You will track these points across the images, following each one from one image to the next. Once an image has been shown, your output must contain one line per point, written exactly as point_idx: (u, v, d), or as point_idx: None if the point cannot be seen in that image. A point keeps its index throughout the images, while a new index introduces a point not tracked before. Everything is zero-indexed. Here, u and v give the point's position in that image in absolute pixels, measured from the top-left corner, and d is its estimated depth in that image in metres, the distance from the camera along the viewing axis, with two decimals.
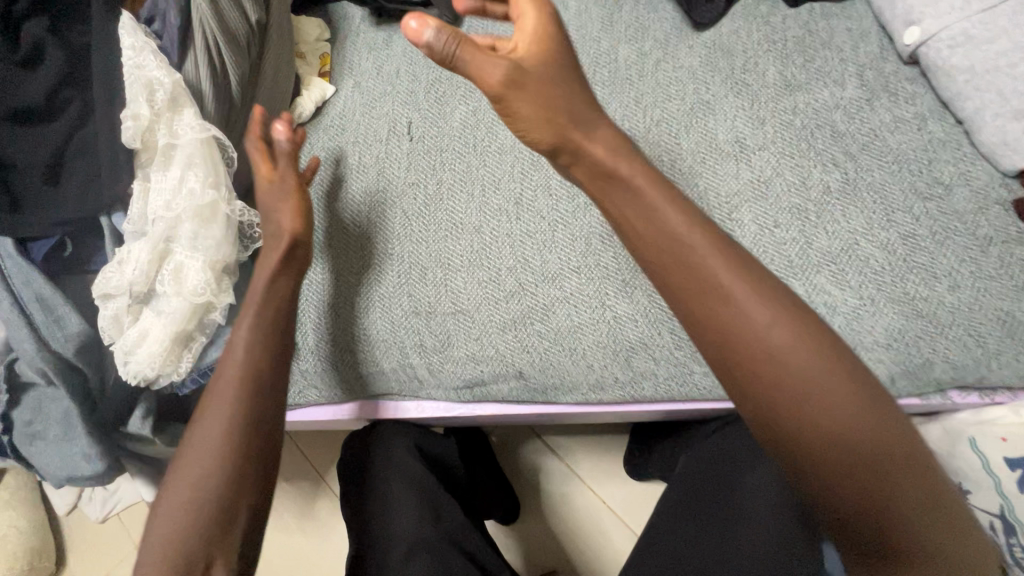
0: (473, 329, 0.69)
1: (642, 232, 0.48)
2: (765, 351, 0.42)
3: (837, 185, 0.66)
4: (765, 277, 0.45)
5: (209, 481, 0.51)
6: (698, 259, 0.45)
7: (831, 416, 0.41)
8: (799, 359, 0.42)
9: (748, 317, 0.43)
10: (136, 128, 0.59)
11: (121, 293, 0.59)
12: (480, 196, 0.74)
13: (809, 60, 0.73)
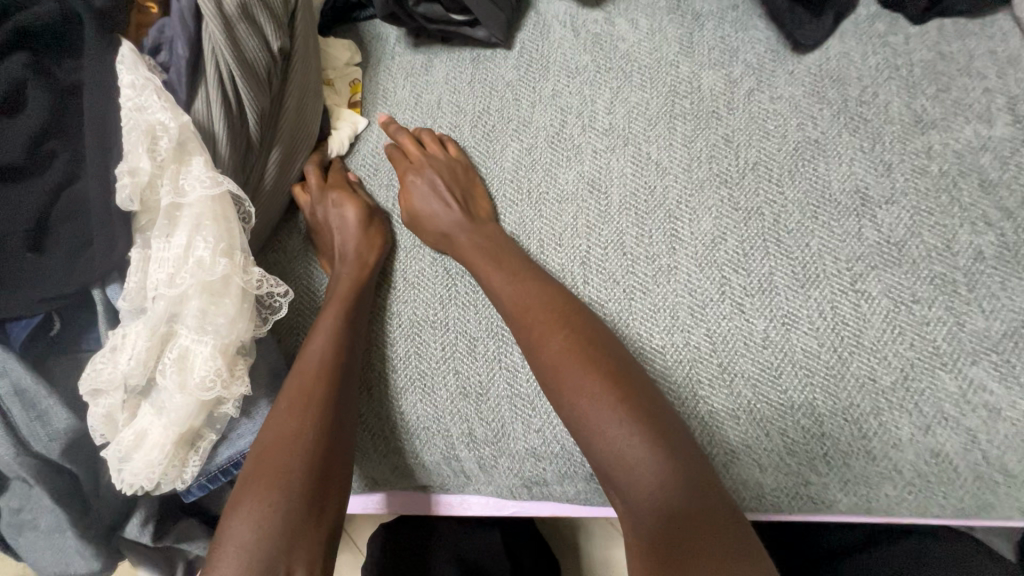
0: (534, 420, 0.57)
1: (521, 331, 0.55)
2: (600, 436, 0.47)
3: (993, 251, 0.53)
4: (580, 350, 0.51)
5: (289, 485, 0.47)
6: (553, 358, 0.52)
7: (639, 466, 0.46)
8: (619, 438, 0.46)
9: (586, 400, 0.49)
10: (134, 185, 0.48)
11: (114, 388, 0.48)
12: (539, 254, 0.62)
13: (944, 91, 0.59)
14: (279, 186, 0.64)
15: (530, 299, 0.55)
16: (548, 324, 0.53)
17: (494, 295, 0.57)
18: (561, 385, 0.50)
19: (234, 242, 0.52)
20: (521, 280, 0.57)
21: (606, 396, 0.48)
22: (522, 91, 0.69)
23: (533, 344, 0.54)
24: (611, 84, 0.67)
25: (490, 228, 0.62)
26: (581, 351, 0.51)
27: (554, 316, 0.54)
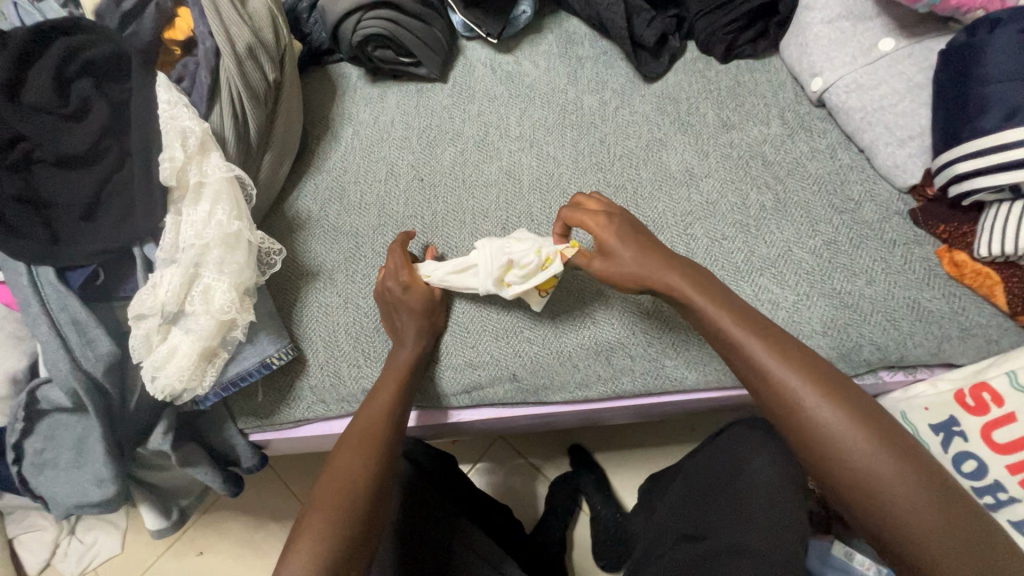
0: (469, 339, 0.77)
1: (781, 405, 0.55)
2: (842, 443, 0.51)
3: (770, 204, 0.80)
4: (797, 361, 0.56)
5: (362, 474, 0.60)
6: (831, 423, 0.52)
7: (870, 481, 0.50)
8: (869, 455, 0.50)
9: (851, 443, 0.51)
10: (172, 168, 0.67)
11: (154, 314, 0.65)
12: (472, 223, 0.85)
13: (739, 105, 0.88)
14: (271, 179, 0.84)
15: (790, 362, 0.55)
16: (816, 387, 0.54)
17: (725, 336, 0.59)
18: (835, 452, 0.52)
19: (243, 211, 0.71)
20: (778, 348, 0.57)
21: (886, 461, 0.50)
22: (456, 112, 0.94)
23: (803, 413, 0.53)
24: (520, 106, 0.93)
25: (720, 293, 0.62)
26: (853, 414, 0.52)
27: (815, 380, 0.54)
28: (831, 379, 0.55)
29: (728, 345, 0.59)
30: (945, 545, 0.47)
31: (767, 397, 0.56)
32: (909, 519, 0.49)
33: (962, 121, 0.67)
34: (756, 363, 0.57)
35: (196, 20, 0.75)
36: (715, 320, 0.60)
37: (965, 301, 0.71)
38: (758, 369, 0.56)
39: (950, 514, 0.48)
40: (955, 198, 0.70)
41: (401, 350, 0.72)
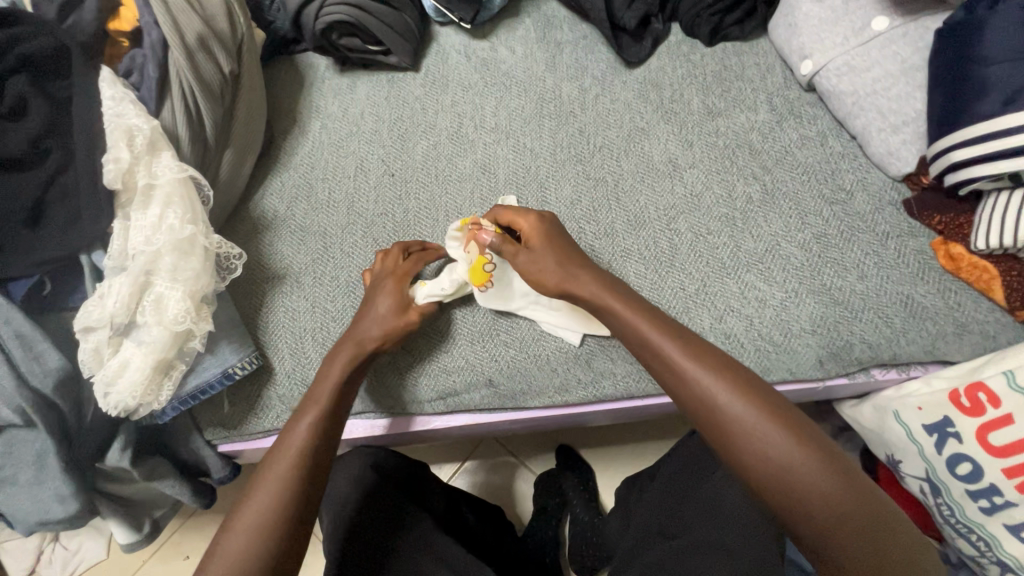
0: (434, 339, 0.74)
1: (695, 405, 0.52)
2: (744, 433, 0.49)
3: (757, 195, 0.76)
4: (696, 351, 0.54)
5: (284, 500, 0.53)
6: (744, 422, 0.49)
7: (777, 471, 0.47)
8: (774, 444, 0.48)
9: (753, 433, 0.49)
10: (117, 170, 0.63)
11: (103, 326, 0.62)
12: (445, 221, 0.81)
13: (726, 90, 0.83)
14: (232, 178, 0.79)
15: (702, 361, 0.53)
16: (725, 382, 0.51)
17: (632, 329, 0.58)
18: (748, 452, 0.49)
19: (197, 214, 0.67)
20: (692, 347, 0.54)
21: (806, 457, 0.47)
22: (428, 102, 0.89)
23: (713, 412, 0.51)
24: (496, 95, 0.88)
25: (635, 296, 0.61)
26: (766, 411, 0.49)
27: (717, 370, 0.52)
28: (743, 375, 0.52)
29: (635, 338, 0.58)
30: (858, 544, 0.45)
31: (673, 391, 0.54)
32: (826, 519, 0.46)
33: (958, 105, 0.63)
34: (661, 355, 0.55)
35: (142, 10, 0.70)
36: (620, 313, 0.59)
37: (961, 295, 0.68)
38: (661, 361, 0.55)
39: (867, 511, 0.46)
40: (952, 187, 0.66)
41: (340, 352, 0.65)
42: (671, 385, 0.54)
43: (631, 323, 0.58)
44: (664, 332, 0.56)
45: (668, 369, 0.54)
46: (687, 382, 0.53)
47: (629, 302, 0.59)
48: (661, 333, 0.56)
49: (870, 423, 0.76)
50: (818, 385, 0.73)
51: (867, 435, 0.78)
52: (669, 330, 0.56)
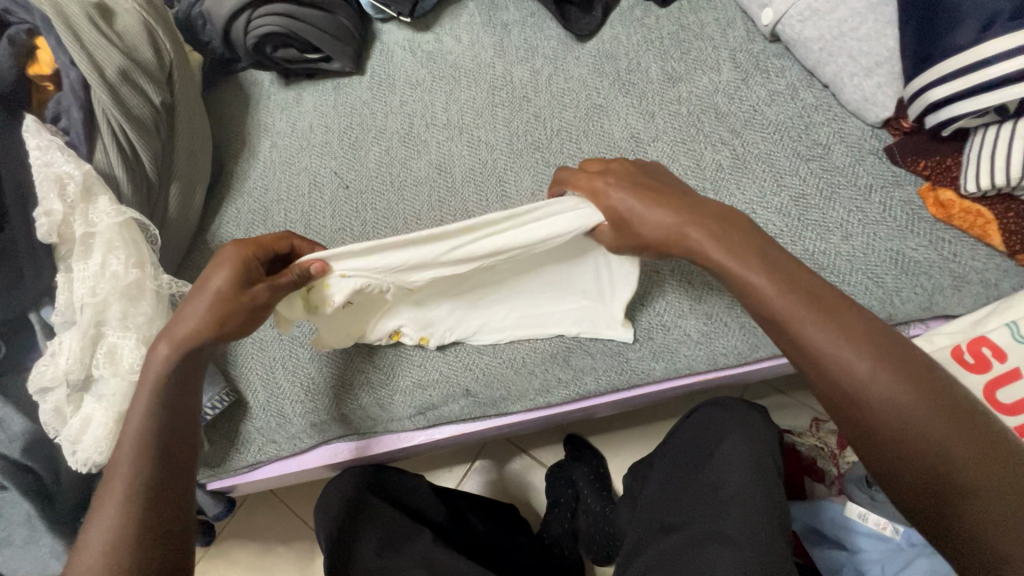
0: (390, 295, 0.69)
1: (811, 362, 0.45)
2: (904, 418, 0.41)
3: (728, 162, 0.71)
4: (843, 313, 0.45)
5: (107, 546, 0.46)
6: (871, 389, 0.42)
7: (944, 467, 0.40)
8: (945, 435, 0.41)
9: (912, 419, 0.41)
10: (50, 223, 0.60)
11: (58, 384, 0.60)
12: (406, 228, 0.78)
13: (686, 52, 0.77)
14: (183, 213, 0.77)
15: (850, 330, 0.44)
16: (882, 359, 0.43)
17: (752, 286, 0.47)
18: (877, 422, 0.42)
19: (143, 256, 0.64)
20: (837, 318, 0.44)
21: (967, 442, 0.41)
22: (377, 106, 0.85)
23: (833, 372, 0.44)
24: (445, 89, 0.84)
25: (752, 237, 0.49)
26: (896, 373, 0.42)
27: (869, 340, 0.44)
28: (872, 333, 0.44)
29: (750, 296, 0.47)
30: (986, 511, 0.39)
31: (807, 356, 0.45)
32: (950, 485, 0.40)
33: (931, 39, 0.58)
34: (788, 313, 0.45)
35: (56, 51, 0.67)
36: (741, 270, 0.48)
37: (956, 244, 0.63)
38: (794, 323, 0.45)
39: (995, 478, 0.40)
40: (934, 128, 0.60)
41: (154, 358, 0.53)
42: (802, 350, 0.45)
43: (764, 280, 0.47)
44: (801, 289, 0.46)
45: (805, 333, 0.44)
46: (835, 352, 0.43)
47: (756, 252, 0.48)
48: (797, 290, 0.46)
49: None
50: None
51: None
52: (809, 285, 0.46)
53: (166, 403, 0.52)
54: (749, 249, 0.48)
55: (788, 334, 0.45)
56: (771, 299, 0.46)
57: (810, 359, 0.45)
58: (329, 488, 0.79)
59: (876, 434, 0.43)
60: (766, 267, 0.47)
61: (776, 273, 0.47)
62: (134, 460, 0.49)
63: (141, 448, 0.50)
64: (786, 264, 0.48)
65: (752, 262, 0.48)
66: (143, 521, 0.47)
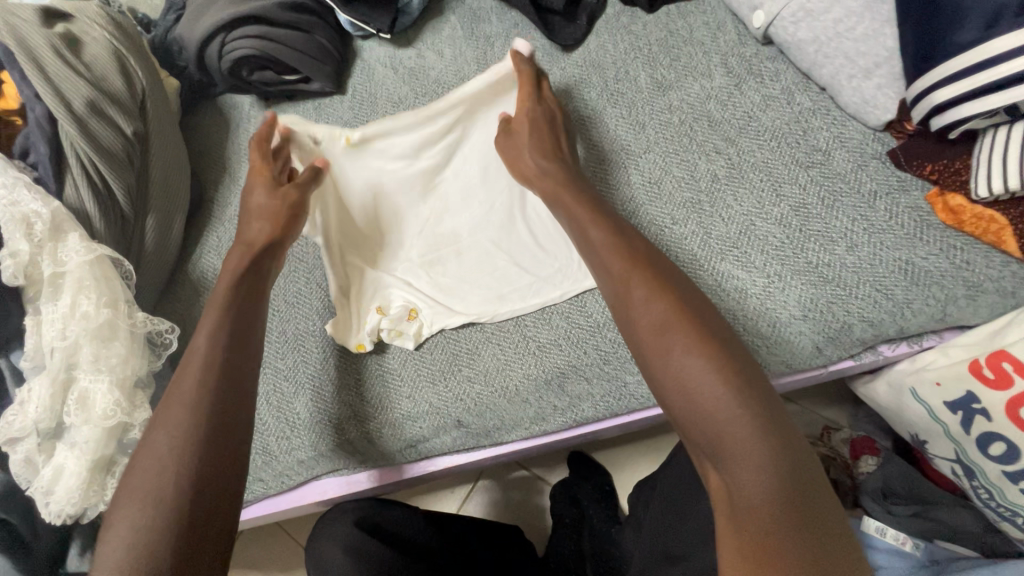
0: (386, 280, 0.73)
1: (644, 334, 0.47)
2: (687, 391, 0.43)
3: (723, 172, 0.68)
4: (674, 286, 0.48)
5: (170, 472, 0.44)
6: (699, 378, 0.43)
7: (723, 447, 0.41)
8: (723, 410, 0.41)
9: (700, 391, 0.43)
10: (16, 265, 0.58)
11: (28, 434, 0.58)
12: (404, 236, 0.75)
13: (675, 59, 0.74)
14: (161, 244, 0.75)
15: (669, 301, 0.47)
16: (685, 334, 0.45)
17: (594, 257, 0.53)
18: (682, 398, 0.43)
19: (115, 295, 0.62)
20: (661, 291, 0.48)
21: (753, 429, 0.40)
22: (359, 125, 0.83)
23: (663, 359, 0.45)
24: (428, 105, 0.82)
25: (615, 223, 0.55)
26: (718, 362, 0.43)
27: (683, 316, 0.46)
28: (702, 320, 0.46)
29: (595, 265, 0.54)
30: (778, 531, 0.37)
31: (627, 317, 0.49)
32: (742, 482, 0.40)
33: (934, 36, 0.54)
34: (614, 282, 0.51)
35: (21, 85, 0.65)
36: (594, 243, 0.54)
37: (968, 252, 0.59)
38: (615, 286, 0.51)
39: (808, 500, 0.38)
40: (940, 130, 0.57)
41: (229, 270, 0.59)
42: (625, 314, 0.49)
43: (611, 250, 0.52)
44: (636, 262, 0.51)
45: (628, 294, 0.49)
46: (646, 315, 0.47)
47: (606, 230, 0.54)
48: (631, 261, 0.51)
49: (887, 402, 0.69)
50: (820, 370, 0.65)
51: (885, 413, 0.71)
52: (649, 260, 0.51)
53: (231, 332, 0.53)
54: (597, 231, 0.54)
55: (617, 298, 0.50)
56: (604, 267, 0.52)
57: (630, 320, 0.49)
58: (324, 528, 0.76)
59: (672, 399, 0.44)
60: (608, 242, 0.53)
61: (616, 246, 0.52)
62: (204, 369, 0.49)
63: (211, 360, 0.50)
64: (637, 243, 0.53)
65: (606, 238, 0.53)
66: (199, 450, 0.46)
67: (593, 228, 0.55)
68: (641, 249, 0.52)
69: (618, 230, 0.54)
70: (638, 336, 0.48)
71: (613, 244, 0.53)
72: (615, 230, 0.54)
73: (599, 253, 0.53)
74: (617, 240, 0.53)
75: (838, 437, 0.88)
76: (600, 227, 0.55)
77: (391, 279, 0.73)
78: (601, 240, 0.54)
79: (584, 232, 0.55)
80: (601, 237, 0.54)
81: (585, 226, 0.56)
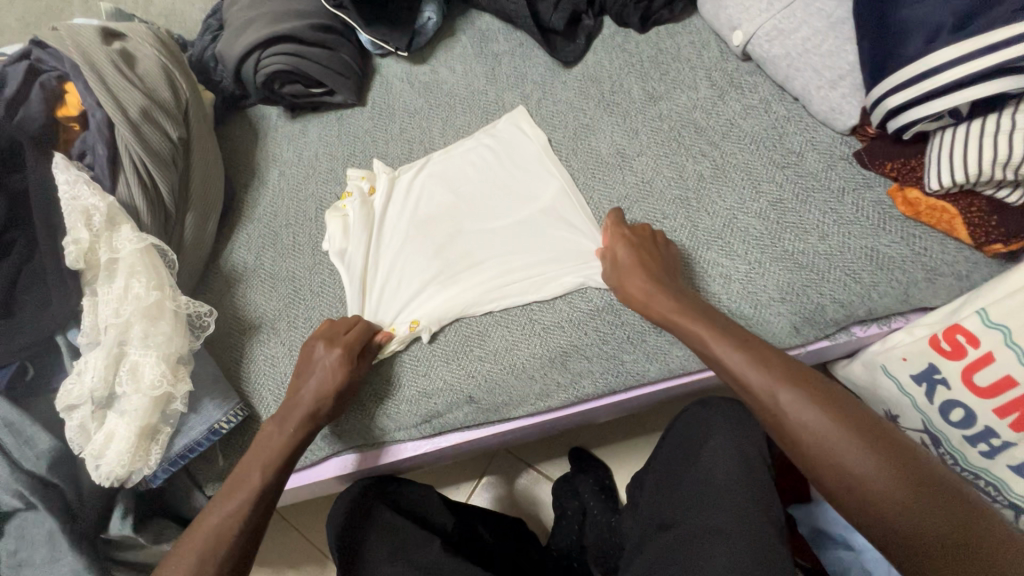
0: (410, 298, 0.77)
1: (755, 393, 0.55)
2: (812, 435, 0.51)
3: (708, 171, 0.76)
4: (766, 347, 0.58)
5: (212, 569, 0.59)
6: (837, 441, 0.50)
7: (851, 477, 0.49)
8: (847, 447, 0.49)
9: (823, 430, 0.51)
10: (77, 250, 0.65)
11: (83, 402, 0.64)
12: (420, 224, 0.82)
13: (664, 73, 0.83)
14: (198, 238, 0.82)
15: (766, 361, 0.56)
16: (789, 386, 0.53)
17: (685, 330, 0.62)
18: (808, 439, 0.51)
19: (162, 279, 0.68)
20: (754, 352, 0.57)
21: (881, 458, 0.48)
22: (378, 134, 0.91)
23: (796, 427, 0.52)
24: (441, 115, 0.90)
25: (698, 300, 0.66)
26: (832, 409, 0.51)
27: (784, 372, 0.55)
28: (805, 375, 0.55)
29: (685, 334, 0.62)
30: (932, 541, 0.45)
31: (733, 377, 0.57)
32: (880, 503, 0.47)
33: (886, 51, 0.63)
34: (713, 349, 0.59)
35: (83, 95, 0.73)
36: (681, 316, 0.63)
37: (926, 240, 0.67)
38: (713, 349, 0.59)
39: (943, 505, 0.46)
40: (896, 133, 0.65)
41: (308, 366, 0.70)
42: (729, 375, 0.58)
43: (701, 320, 0.62)
44: (725, 329, 0.60)
45: (727, 357, 0.58)
46: (752, 374, 0.56)
47: (693, 304, 0.64)
48: (721, 329, 0.60)
49: (861, 380, 0.75)
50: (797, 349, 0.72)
51: (861, 392, 0.77)
52: (736, 329, 0.61)
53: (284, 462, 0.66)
54: (685, 302, 0.64)
55: (718, 362, 0.59)
56: (701, 335, 0.61)
57: (735, 378, 0.57)
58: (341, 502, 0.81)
59: (798, 442, 0.52)
60: (695, 313, 0.63)
61: (704, 317, 0.62)
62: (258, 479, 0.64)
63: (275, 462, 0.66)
64: (719, 315, 0.63)
65: (695, 312, 0.63)
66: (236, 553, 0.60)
67: (679, 298, 0.65)
68: (726, 320, 0.62)
69: (698, 304, 0.65)
70: (750, 393, 0.56)
71: (699, 313, 0.63)
72: (698, 304, 0.64)
73: (686, 323, 0.62)
74: (703, 312, 0.63)
75: None
76: (680, 301, 0.65)
77: (418, 296, 0.77)
78: (687, 310, 0.63)
79: (671, 302, 0.65)
80: (688, 309, 0.63)
81: (664, 303, 0.65)
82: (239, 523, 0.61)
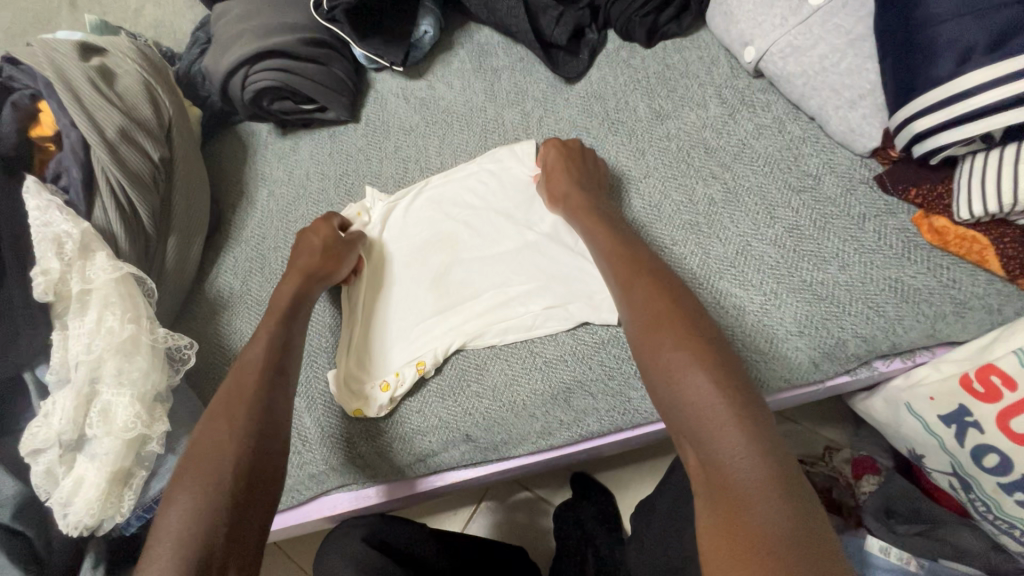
0: (412, 339, 0.72)
1: (638, 329, 0.53)
2: (676, 382, 0.47)
3: (720, 196, 0.72)
4: (674, 292, 0.54)
5: (230, 470, 0.50)
6: (713, 408, 0.45)
7: (702, 429, 0.45)
8: (709, 397, 0.45)
9: (692, 380, 0.46)
10: (46, 282, 0.61)
11: (50, 446, 0.59)
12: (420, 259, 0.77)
13: (672, 90, 0.79)
14: (181, 263, 0.78)
15: (662, 303, 0.53)
16: (675, 329, 0.50)
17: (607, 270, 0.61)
18: (676, 385, 0.47)
19: (138, 310, 0.64)
20: (654, 294, 0.54)
21: (735, 420, 0.43)
22: (372, 152, 0.87)
23: (676, 389, 0.47)
24: (438, 133, 0.86)
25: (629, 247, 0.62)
26: (707, 358, 0.47)
27: (679, 317, 0.51)
28: (698, 325, 0.50)
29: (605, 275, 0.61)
30: (755, 516, 0.40)
31: (625, 318, 0.55)
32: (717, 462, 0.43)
33: (911, 71, 0.59)
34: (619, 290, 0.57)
35: (58, 115, 0.69)
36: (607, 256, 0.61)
37: (954, 271, 0.62)
38: (618, 290, 0.57)
39: (780, 486, 0.41)
40: (921, 158, 0.61)
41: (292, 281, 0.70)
42: (624, 315, 0.55)
43: (618, 264, 0.59)
44: (641, 273, 0.57)
45: (625, 299, 0.56)
46: (645, 314, 0.53)
47: (613, 251, 0.62)
48: (631, 273, 0.58)
49: (884, 417, 0.71)
50: (817, 385, 0.67)
51: (882, 427, 0.73)
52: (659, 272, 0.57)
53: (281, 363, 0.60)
54: (612, 248, 0.62)
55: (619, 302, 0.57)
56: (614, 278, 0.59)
57: (627, 316, 0.55)
58: (332, 544, 0.76)
59: (663, 388, 0.49)
60: (612, 261, 0.60)
61: (625, 261, 0.59)
62: (258, 381, 0.57)
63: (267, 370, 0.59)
64: (642, 260, 0.59)
65: (617, 257, 0.60)
66: (250, 461, 0.51)
67: (608, 246, 0.62)
68: (647, 264, 0.59)
69: (622, 251, 0.61)
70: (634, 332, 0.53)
71: (619, 259, 0.60)
72: (622, 251, 0.61)
73: (614, 263, 0.60)
74: (620, 258, 0.60)
75: (840, 458, 0.90)
76: (608, 247, 0.62)
77: (416, 333, 0.73)
78: (615, 255, 0.61)
79: (603, 249, 0.63)
80: (612, 256, 0.61)
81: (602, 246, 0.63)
82: (251, 427, 0.53)
